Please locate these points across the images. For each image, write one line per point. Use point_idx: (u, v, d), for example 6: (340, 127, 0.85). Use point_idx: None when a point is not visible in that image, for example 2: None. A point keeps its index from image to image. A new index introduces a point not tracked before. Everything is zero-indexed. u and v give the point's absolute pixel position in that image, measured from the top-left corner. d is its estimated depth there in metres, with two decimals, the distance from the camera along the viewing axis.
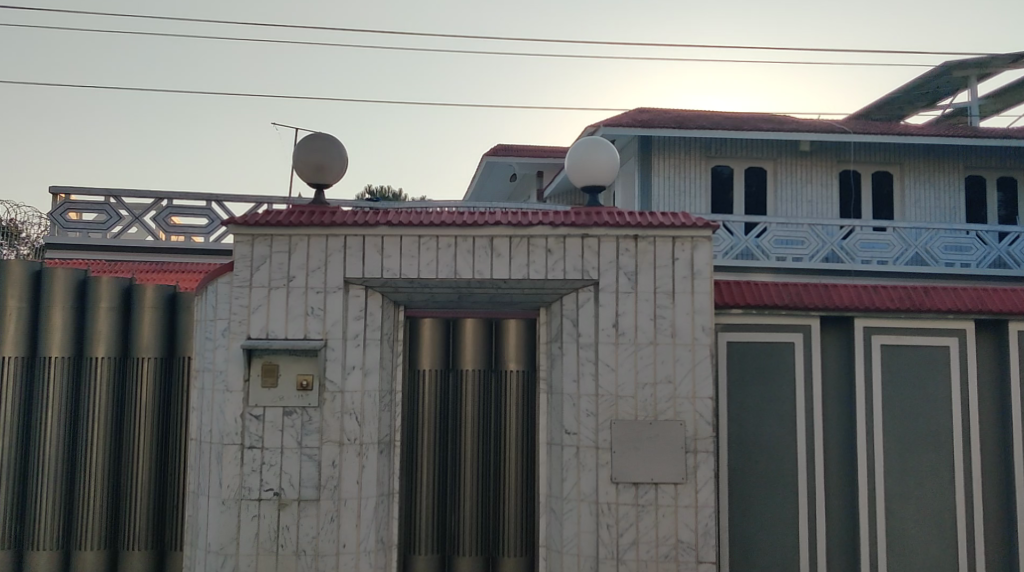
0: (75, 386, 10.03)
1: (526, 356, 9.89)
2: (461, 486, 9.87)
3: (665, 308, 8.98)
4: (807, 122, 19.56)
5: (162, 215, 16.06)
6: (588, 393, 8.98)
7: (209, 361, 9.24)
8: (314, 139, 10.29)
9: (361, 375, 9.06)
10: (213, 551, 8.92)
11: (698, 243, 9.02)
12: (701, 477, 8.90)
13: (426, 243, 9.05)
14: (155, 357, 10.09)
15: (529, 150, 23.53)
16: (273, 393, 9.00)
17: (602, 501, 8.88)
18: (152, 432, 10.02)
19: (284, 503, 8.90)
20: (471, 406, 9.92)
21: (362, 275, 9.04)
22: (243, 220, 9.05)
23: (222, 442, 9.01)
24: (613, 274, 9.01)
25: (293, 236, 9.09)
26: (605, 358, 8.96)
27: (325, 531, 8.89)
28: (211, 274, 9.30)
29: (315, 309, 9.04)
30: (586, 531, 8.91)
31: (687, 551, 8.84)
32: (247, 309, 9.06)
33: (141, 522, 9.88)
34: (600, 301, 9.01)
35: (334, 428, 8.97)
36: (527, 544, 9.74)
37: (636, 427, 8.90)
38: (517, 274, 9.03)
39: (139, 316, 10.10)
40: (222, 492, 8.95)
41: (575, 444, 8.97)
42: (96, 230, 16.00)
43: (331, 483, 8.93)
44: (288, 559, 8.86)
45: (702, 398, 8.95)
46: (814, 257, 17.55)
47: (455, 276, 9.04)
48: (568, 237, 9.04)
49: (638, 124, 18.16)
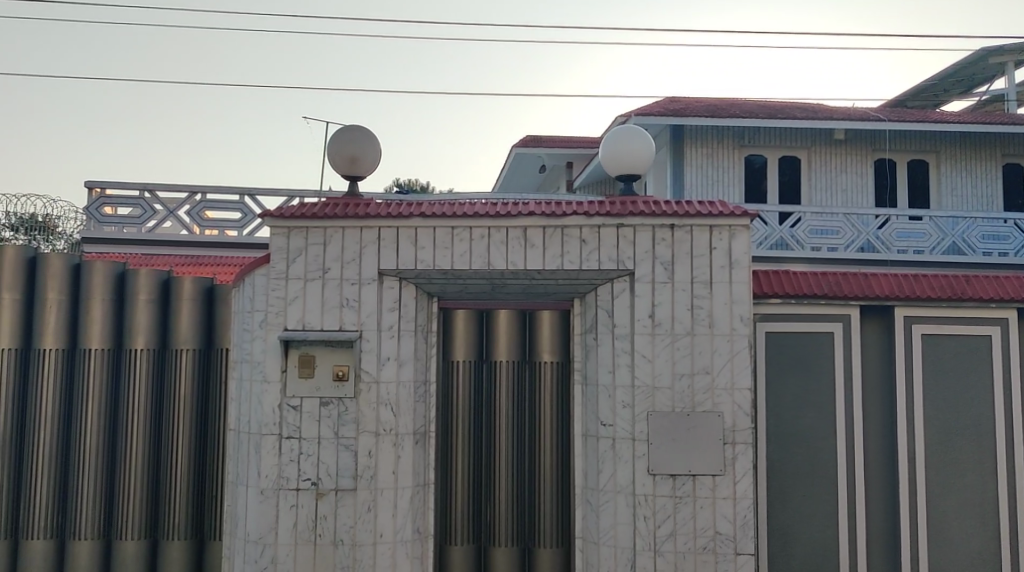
0: (115, 377, 10.14)
1: (561, 347, 9.84)
2: (496, 477, 9.86)
3: (702, 299, 8.92)
4: (841, 109, 19.34)
5: (195, 209, 16.22)
6: (624, 384, 8.93)
7: (247, 353, 9.30)
8: (362, 129, 10.22)
9: (396, 366, 9.07)
10: (253, 541, 8.99)
11: (735, 232, 8.94)
12: (740, 468, 8.85)
13: (460, 234, 9.03)
14: (193, 349, 10.18)
15: (559, 142, 23.50)
16: (310, 384, 9.03)
17: (639, 492, 8.83)
18: (191, 424, 10.11)
19: (322, 493, 8.95)
20: (506, 397, 9.90)
21: (396, 267, 9.05)
22: (279, 212, 9.09)
23: (260, 433, 9.06)
24: (649, 264, 8.94)
25: (328, 228, 9.11)
26: (641, 350, 8.90)
27: (362, 521, 8.93)
28: (248, 267, 9.35)
29: (350, 301, 9.07)
30: (623, 522, 8.87)
31: (725, 543, 8.79)
32: (284, 301, 9.10)
33: (180, 511, 9.99)
34: (636, 291, 8.95)
35: (370, 418, 9.00)
36: (563, 535, 9.73)
37: (673, 418, 8.85)
38: (551, 265, 8.98)
39: (177, 309, 10.19)
40: (261, 482, 9.00)
41: (611, 436, 8.95)
42: (131, 225, 16.17)
43: (367, 473, 8.96)
44: (327, 549, 8.91)
45: (740, 389, 8.88)
46: (849, 246, 17.35)
47: (489, 267, 9.02)
48: (603, 227, 8.98)
49: (670, 114, 18.02)
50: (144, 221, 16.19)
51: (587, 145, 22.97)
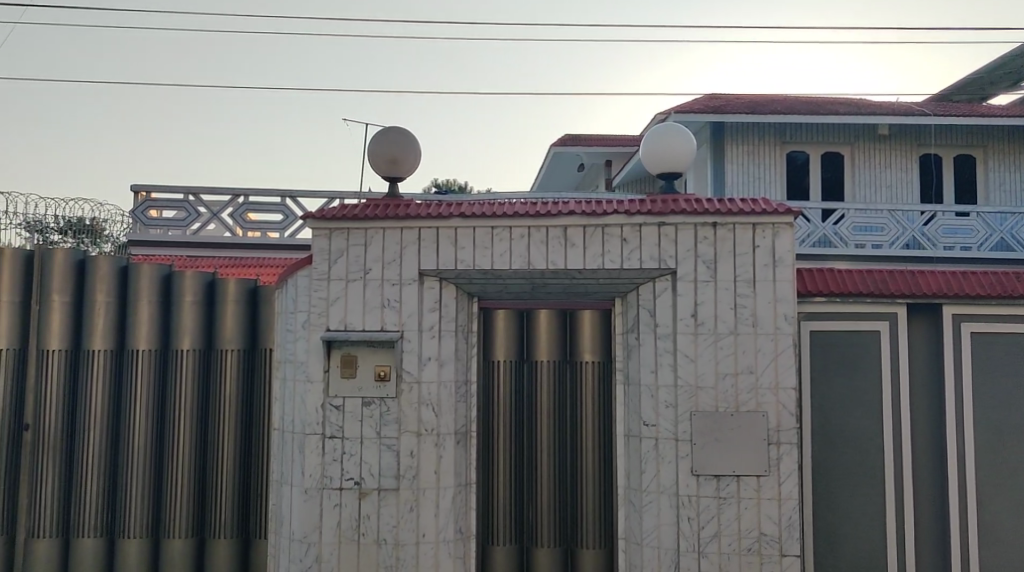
0: (162, 378, 10.27)
1: (603, 346, 9.80)
2: (537, 477, 9.84)
3: (745, 297, 8.83)
4: (885, 104, 19.06)
5: (238, 211, 16.40)
6: (666, 384, 8.86)
7: (290, 353, 9.38)
8: (408, 133, 10.22)
9: (437, 366, 9.09)
10: (297, 539, 9.05)
11: (779, 230, 8.84)
12: (785, 469, 8.75)
13: (499, 234, 9.03)
14: (238, 349, 10.28)
15: (597, 141, 23.46)
16: (352, 384, 9.08)
17: (683, 493, 8.77)
18: (236, 424, 10.22)
19: (365, 492, 8.99)
20: (547, 397, 9.87)
21: (436, 267, 9.06)
22: (320, 214, 9.14)
23: (304, 432, 9.12)
24: (691, 263, 8.87)
25: (368, 229, 9.14)
26: (684, 349, 8.83)
27: (405, 521, 8.96)
28: (291, 268, 9.43)
29: (391, 301, 9.10)
30: (667, 523, 8.81)
31: (770, 543, 8.70)
32: (326, 302, 9.15)
33: (227, 511, 10.11)
34: (678, 290, 8.88)
35: (411, 418, 9.03)
36: (606, 535, 9.70)
37: (717, 418, 8.77)
38: (592, 264, 8.94)
39: (222, 310, 10.30)
40: (305, 482, 9.07)
41: (654, 436, 8.88)
42: (176, 227, 16.38)
43: (410, 472, 8.99)
44: (370, 548, 8.96)
45: (785, 388, 8.78)
46: (894, 243, 17.07)
47: (529, 267, 9.00)
48: (644, 225, 8.92)
49: (710, 111, 17.89)
50: (187, 225, 16.37)
51: (626, 143, 22.89)
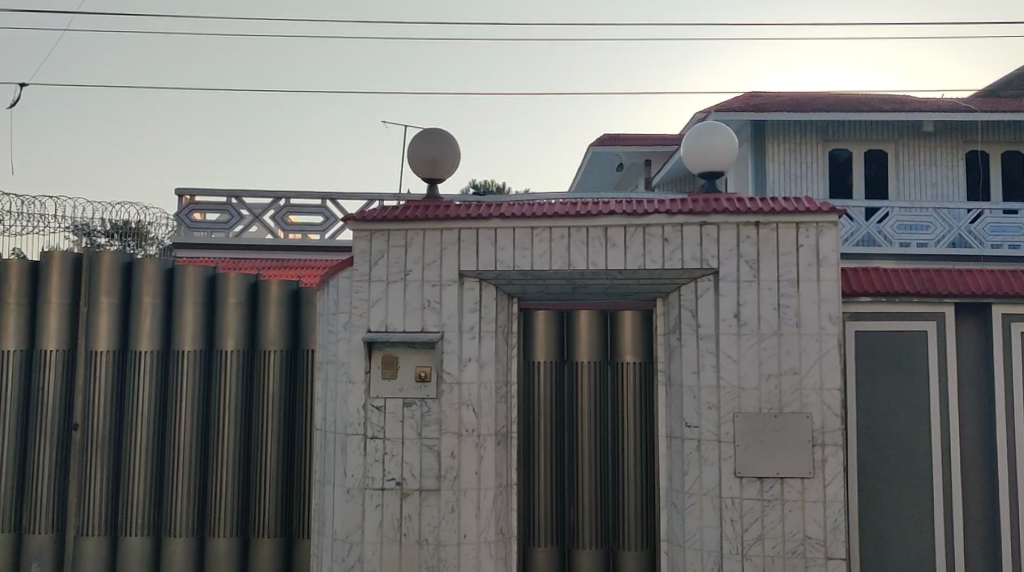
0: (206, 379, 10.38)
1: (644, 347, 9.73)
2: (579, 478, 9.80)
3: (789, 297, 8.73)
4: (930, 101, 18.78)
5: (280, 214, 16.56)
6: (708, 385, 8.78)
7: (332, 353, 9.43)
8: (447, 133, 10.18)
9: (478, 366, 9.09)
10: (340, 539, 9.11)
11: (823, 229, 8.73)
12: (830, 471, 8.64)
13: (539, 235, 9.00)
14: (281, 350, 10.36)
15: (636, 140, 23.35)
16: (393, 384, 9.10)
17: (726, 495, 8.68)
18: (278, 424, 10.29)
19: (406, 493, 9.01)
20: (588, 398, 9.83)
21: (476, 267, 9.06)
22: (360, 216, 9.18)
23: (346, 433, 9.17)
24: (733, 263, 8.79)
25: (408, 230, 9.17)
26: (726, 349, 8.75)
27: (446, 521, 8.97)
28: (332, 270, 9.49)
29: (431, 302, 9.11)
30: (710, 525, 8.73)
31: (815, 547, 8.59)
32: (367, 303, 9.19)
33: (270, 510, 10.19)
34: (720, 290, 8.80)
35: (452, 419, 9.04)
36: (648, 537, 9.64)
37: (760, 420, 8.68)
38: (632, 264, 8.89)
39: (265, 311, 10.39)
40: (347, 482, 9.12)
41: (696, 437, 8.80)
42: (220, 230, 16.60)
43: (451, 473, 9.00)
44: (412, 548, 8.98)
45: (830, 389, 8.67)
46: (939, 242, 16.75)
47: (569, 267, 8.97)
48: (686, 225, 8.85)
49: (751, 109, 17.73)
50: (231, 227, 16.57)
51: (666, 142, 22.76)
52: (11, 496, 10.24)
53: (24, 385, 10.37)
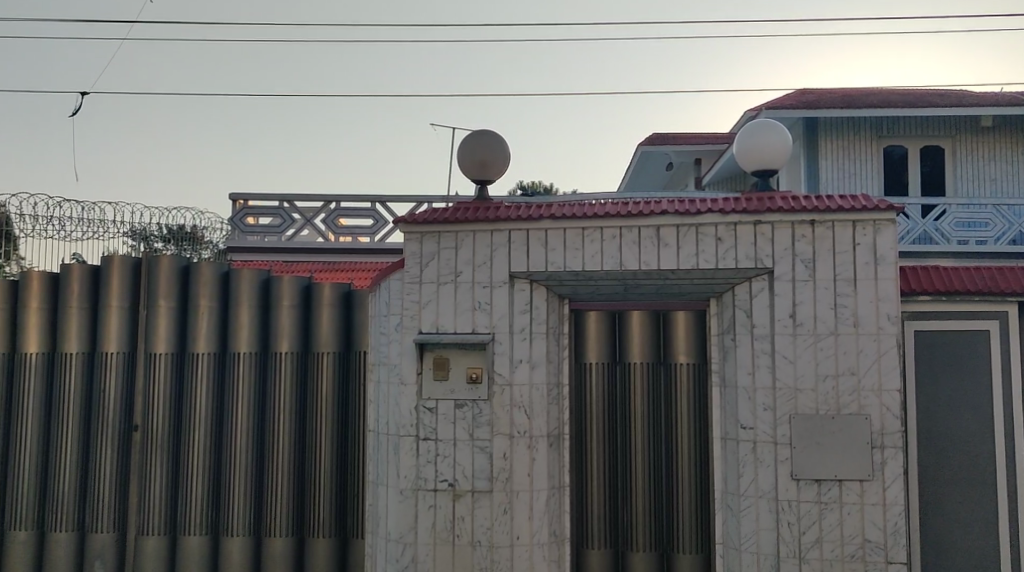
0: (261, 380, 10.49)
1: (697, 348, 9.63)
2: (632, 481, 9.73)
3: (846, 296, 8.58)
4: (988, 95, 18.36)
5: (331, 217, 16.71)
6: (764, 386, 8.66)
7: (384, 355, 9.47)
8: (496, 134, 10.12)
9: (529, 368, 9.06)
10: (393, 540, 9.15)
11: (881, 227, 8.57)
12: (889, 473, 8.47)
13: (591, 235, 8.95)
14: (334, 352, 10.43)
15: (686, 139, 23.15)
16: (445, 386, 9.11)
17: (782, 498, 8.56)
18: (332, 425, 10.37)
19: (459, 494, 9.02)
20: (640, 400, 9.75)
21: (527, 268, 9.04)
22: (411, 217, 9.20)
23: (398, 434, 9.21)
24: (789, 262, 8.66)
25: (459, 232, 9.17)
26: (782, 350, 8.62)
27: (499, 523, 8.96)
28: (384, 272, 9.53)
29: (482, 303, 9.11)
30: (766, 528, 8.60)
31: (874, 550, 8.44)
32: (418, 305, 9.22)
33: (325, 510, 10.27)
34: (775, 290, 8.68)
35: (504, 421, 9.02)
36: (703, 540, 9.55)
37: (817, 421, 8.55)
38: (685, 264, 8.80)
39: (318, 313, 10.47)
40: (400, 482, 9.15)
41: (752, 439, 8.68)
42: (272, 234, 16.78)
43: (503, 475, 8.99)
44: (465, 549, 8.98)
45: (889, 390, 8.50)
46: (1000, 239, 16.43)
47: (621, 268, 8.90)
48: (739, 224, 8.74)
49: (803, 106, 17.49)
50: (283, 231, 16.75)
51: (716, 141, 22.53)
52: (74, 496, 10.45)
53: (87, 387, 10.58)
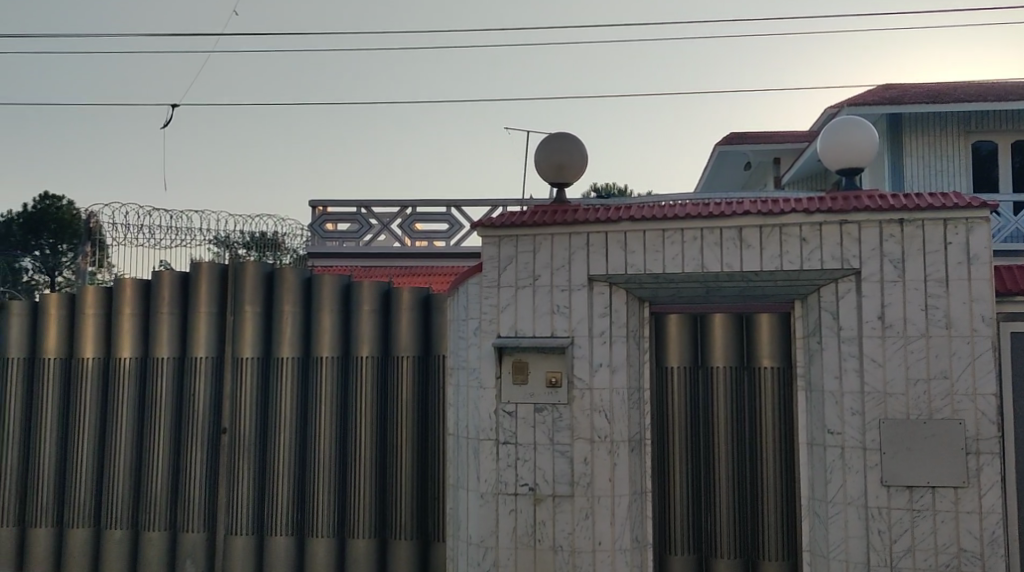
0: (343, 384, 10.61)
1: (782, 352, 9.43)
2: (715, 486, 9.58)
3: (938, 297, 8.32)
4: None
5: (407, 222, 16.84)
6: (852, 390, 8.44)
7: (463, 359, 9.51)
8: (571, 136, 10.06)
9: (609, 372, 8.99)
10: (475, 543, 9.17)
11: (974, 225, 8.28)
12: (986, 480, 8.18)
13: (671, 237, 8.85)
14: (413, 356, 10.50)
15: (764, 137, 22.77)
16: (524, 389, 9.09)
17: (873, 505, 8.33)
18: (412, 428, 10.44)
19: (540, 498, 8.99)
20: (723, 404, 9.59)
21: (606, 272, 8.97)
22: (489, 221, 9.21)
23: (478, 438, 9.23)
24: (877, 262, 8.43)
25: (537, 235, 9.15)
26: (871, 353, 8.39)
27: (581, 528, 8.90)
28: (462, 276, 9.56)
29: (561, 307, 9.07)
30: (855, 536, 8.38)
31: (971, 560, 8.16)
32: (496, 308, 9.23)
33: (407, 513, 10.34)
34: (863, 291, 8.45)
35: (584, 425, 8.96)
36: (789, 547, 9.36)
37: (908, 426, 8.29)
38: (769, 265, 8.63)
39: (398, 317, 10.55)
40: (481, 486, 9.17)
41: (839, 444, 8.47)
42: (350, 239, 16.98)
43: (584, 479, 8.93)
44: (546, 554, 8.94)
45: (985, 394, 8.21)
46: None
47: (702, 270, 8.77)
48: (824, 224, 8.54)
49: (886, 101, 17.06)
50: (361, 236, 16.95)
51: (795, 139, 22.11)
52: (166, 497, 10.71)
53: (177, 391, 10.86)
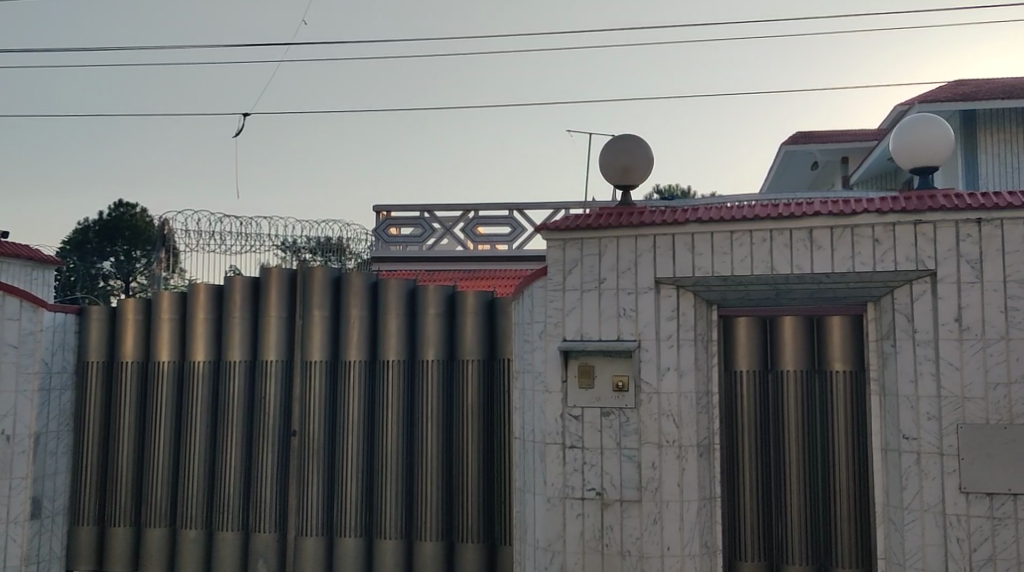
0: (409, 387, 10.69)
1: (854, 355, 9.24)
2: (786, 491, 9.43)
3: (1018, 299, 8.08)
4: None
5: (470, 226, 16.93)
6: (928, 395, 8.23)
7: (529, 362, 9.51)
8: (640, 137, 10.00)
9: (677, 376, 8.91)
10: (542, 547, 9.14)
11: None
12: None
13: (739, 239, 8.75)
14: (478, 359, 10.52)
15: (832, 136, 22.36)
16: (590, 394, 9.05)
17: (951, 512, 8.11)
18: (478, 432, 10.47)
19: (607, 502, 8.94)
20: (794, 408, 9.44)
21: (673, 274, 8.89)
22: (554, 225, 9.18)
23: (544, 442, 9.21)
24: (953, 263, 8.21)
25: (602, 239, 9.10)
26: (948, 356, 8.18)
27: (649, 533, 8.83)
28: (526, 279, 9.55)
29: (627, 310, 9.01)
30: (933, 544, 8.17)
31: None
32: (562, 312, 9.20)
33: (474, 516, 10.36)
34: (939, 293, 8.24)
35: (652, 429, 8.90)
36: (864, 554, 9.16)
37: (988, 432, 8.06)
38: (840, 267, 8.47)
39: (463, 321, 10.58)
40: (548, 490, 9.14)
41: (915, 450, 8.27)
42: (414, 243, 17.21)
43: (652, 484, 8.86)
44: (615, 558, 8.89)
45: None
46: None
47: (771, 272, 8.65)
48: (898, 224, 8.35)
49: (960, 98, 16.63)
50: (424, 240, 17.16)
51: (864, 137, 21.67)
52: (238, 498, 10.91)
53: (248, 393, 11.05)
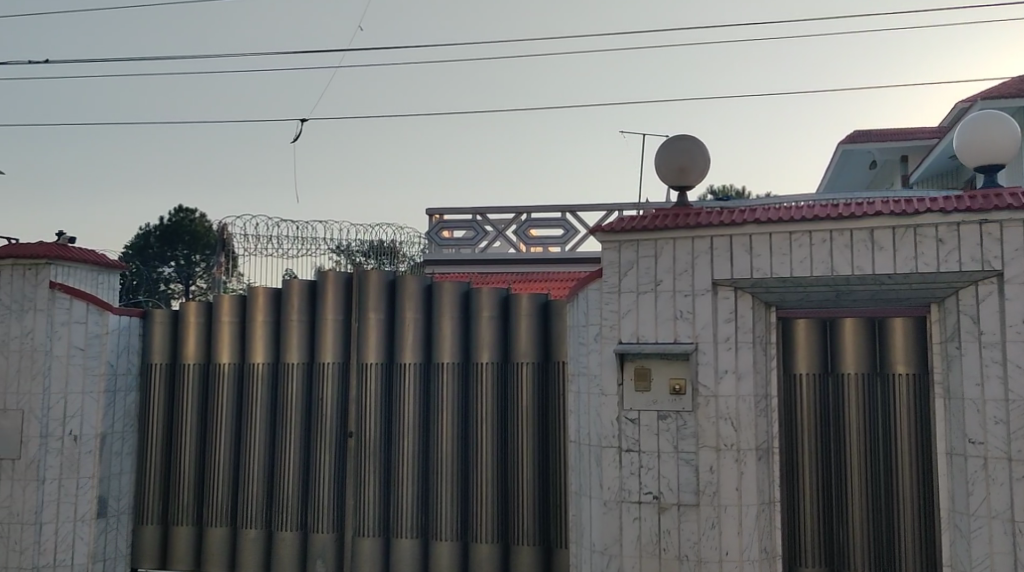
0: (464, 389, 10.73)
1: (917, 358, 9.07)
2: (847, 496, 9.28)
3: None
4: None
5: (522, 228, 16.95)
6: (996, 398, 8.04)
7: (584, 365, 9.47)
8: (696, 137, 9.91)
9: (735, 379, 8.82)
10: (599, 551, 9.09)
11: None
12: None
13: (798, 239, 8.63)
14: (532, 362, 10.51)
15: (890, 134, 21.96)
16: (646, 397, 8.98)
17: (1020, 519, 7.89)
18: (532, 434, 10.45)
19: (664, 507, 8.86)
20: (854, 411, 9.29)
21: (731, 276, 8.80)
22: (609, 227, 9.13)
23: (601, 445, 9.16)
24: (1021, 263, 8.00)
25: (658, 240, 9.03)
26: (1016, 359, 7.96)
27: (707, 538, 8.75)
28: (581, 282, 9.52)
29: (684, 312, 8.93)
30: (1001, 551, 7.97)
31: None
32: (617, 314, 9.14)
33: (529, 519, 10.36)
34: (1006, 294, 8.04)
35: (710, 433, 8.81)
36: (928, 560, 8.97)
37: None
38: (903, 267, 8.31)
39: (517, 323, 10.57)
40: (604, 494, 9.09)
41: (982, 454, 8.08)
42: (466, 245, 17.28)
43: (710, 488, 8.77)
44: (672, 563, 8.82)
45: None
46: None
47: (832, 273, 8.52)
48: (963, 224, 8.17)
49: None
50: (476, 243, 17.17)
51: (923, 135, 21.25)
52: (296, 499, 11.03)
53: (306, 395, 11.17)
